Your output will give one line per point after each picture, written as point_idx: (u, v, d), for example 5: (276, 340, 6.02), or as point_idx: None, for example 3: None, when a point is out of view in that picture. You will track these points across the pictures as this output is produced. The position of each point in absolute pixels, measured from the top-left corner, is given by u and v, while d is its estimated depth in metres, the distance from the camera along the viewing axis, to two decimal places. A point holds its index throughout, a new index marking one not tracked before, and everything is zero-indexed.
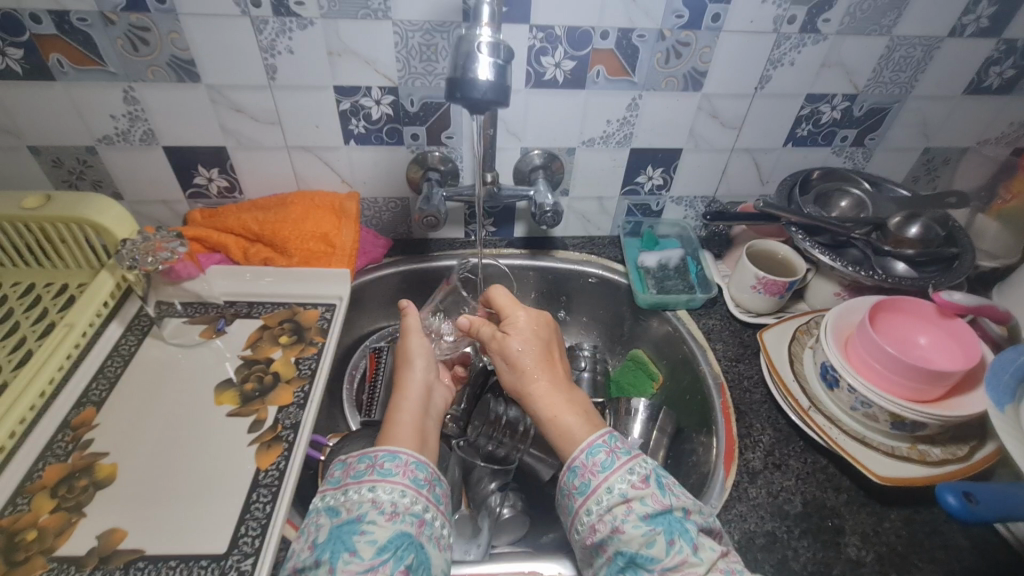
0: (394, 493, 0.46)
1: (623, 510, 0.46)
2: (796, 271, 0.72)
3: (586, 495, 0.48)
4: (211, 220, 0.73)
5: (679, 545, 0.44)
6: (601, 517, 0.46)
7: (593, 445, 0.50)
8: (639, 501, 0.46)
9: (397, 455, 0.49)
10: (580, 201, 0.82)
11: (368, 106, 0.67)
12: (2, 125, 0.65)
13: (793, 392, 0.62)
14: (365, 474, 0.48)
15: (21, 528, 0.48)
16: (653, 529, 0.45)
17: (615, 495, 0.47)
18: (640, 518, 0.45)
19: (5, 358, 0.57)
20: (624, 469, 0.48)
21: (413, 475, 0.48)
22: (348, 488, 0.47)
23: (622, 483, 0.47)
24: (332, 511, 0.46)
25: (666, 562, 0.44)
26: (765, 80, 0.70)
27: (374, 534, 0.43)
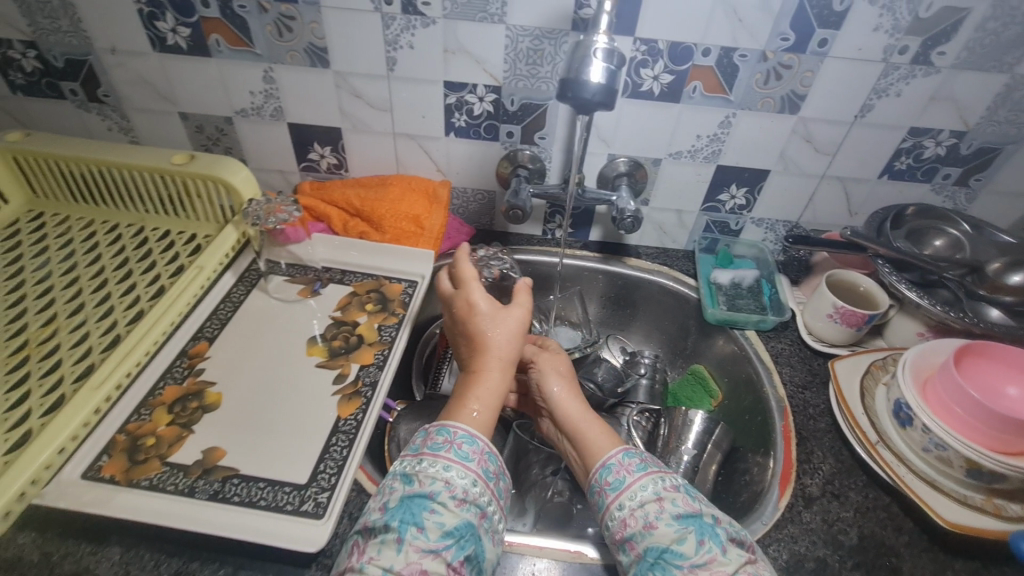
0: (467, 480, 0.47)
1: (656, 508, 0.47)
2: (878, 304, 0.70)
3: (619, 491, 0.50)
4: (319, 192, 0.81)
5: (708, 545, 0.44)
6: (633, 511, 0.48)
7: (628, 451, 0.53)
8: (671, 501, 0.48)
9: (475, 441, 0.50)
10: (659, 212, 0.84)
11: (472, 101, 0.72)
12: (162, 92, 0.75)
13: (861, 425, 0.61)
14: (441, 449, 0.49)
15: (143, 434, 0.55)
16: (684, 527, 0.46)
17: (647, 493, 0.49)
18: (672, 516, 0.47)
19: (143, 289, 0.65)
20: (657, 473, 0.51)
21: (486, 465, 0.49)
22: (424, 458, 0.48)
23: (656, 483, 0.49)
24: (406, 479, 0.47)
25: (694, 559, 0.44)
26: (867, 109, 0.69)
27: (442, 517, 0.44)
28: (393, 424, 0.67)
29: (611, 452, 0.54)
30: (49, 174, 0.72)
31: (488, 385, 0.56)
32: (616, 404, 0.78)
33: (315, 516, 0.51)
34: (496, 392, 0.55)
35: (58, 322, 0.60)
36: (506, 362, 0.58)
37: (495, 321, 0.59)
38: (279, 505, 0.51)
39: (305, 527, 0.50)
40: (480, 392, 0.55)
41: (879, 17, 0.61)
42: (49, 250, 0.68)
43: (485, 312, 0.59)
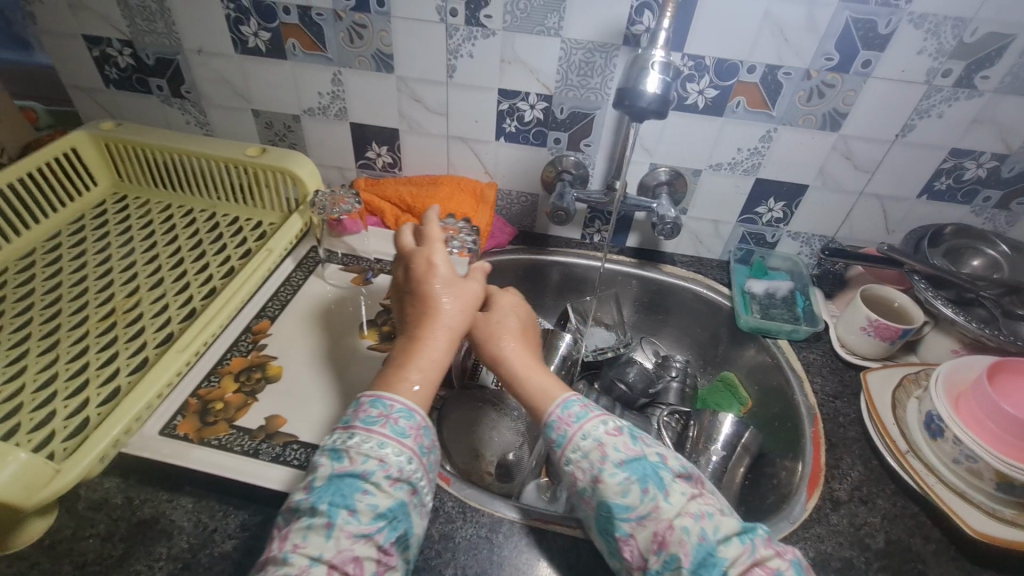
0: (402, 458, 0.45)
1: (597, 457, 0.48)
2: (912, 320, 0.71)
3: (564, 446, 0.50)
4: (374, 188, 0.86)
5: (651, 491, 0.45)
6: (580, 465, 0.48)
7: (568, 401, 0.52)
8: (612, 448, 0.48)
9: (413, 416, 0.48)
10: (696, 222, 0.86)
11: (523, 109, 0.77)
12: (238, 90, 0.82)
13: (891, 434, 0.63)
14: (375, 424, 0.47)
15: (213, 399, 0.60)
16: (627, 478, 0.46)
17: (591, 442, 0.49)
18: (615, 465, 0.47)
19: (215, 269, 0.70)
20: (598, 419, 0.50)
21: (420, 442, 0.48)
22: (355, 432, 0.46)
23: (597, 430, 0.49)
24: (335, 455, 0.45)
25: (640, 509, 0.45)
26: (908, 129, 0.71)
27: (375, 498, 0.43)
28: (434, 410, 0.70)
29: (550, 406, 0.52)
30: (135, 161, 0.79)
31: (431, 351, 0.52)
32: (646, 404, 0.80)
33: None
34: (439, 360, 0.52)
35: (140, 293, 0.65)
36: (454, 331, 0.54)
37: (447, 288, 0.55)
38: None
39: None
40: (418, 361, 0.51)
41: (923, 40, 0.64)
42: (131, 230, 0.75)
43: (439, 276, 0.56)
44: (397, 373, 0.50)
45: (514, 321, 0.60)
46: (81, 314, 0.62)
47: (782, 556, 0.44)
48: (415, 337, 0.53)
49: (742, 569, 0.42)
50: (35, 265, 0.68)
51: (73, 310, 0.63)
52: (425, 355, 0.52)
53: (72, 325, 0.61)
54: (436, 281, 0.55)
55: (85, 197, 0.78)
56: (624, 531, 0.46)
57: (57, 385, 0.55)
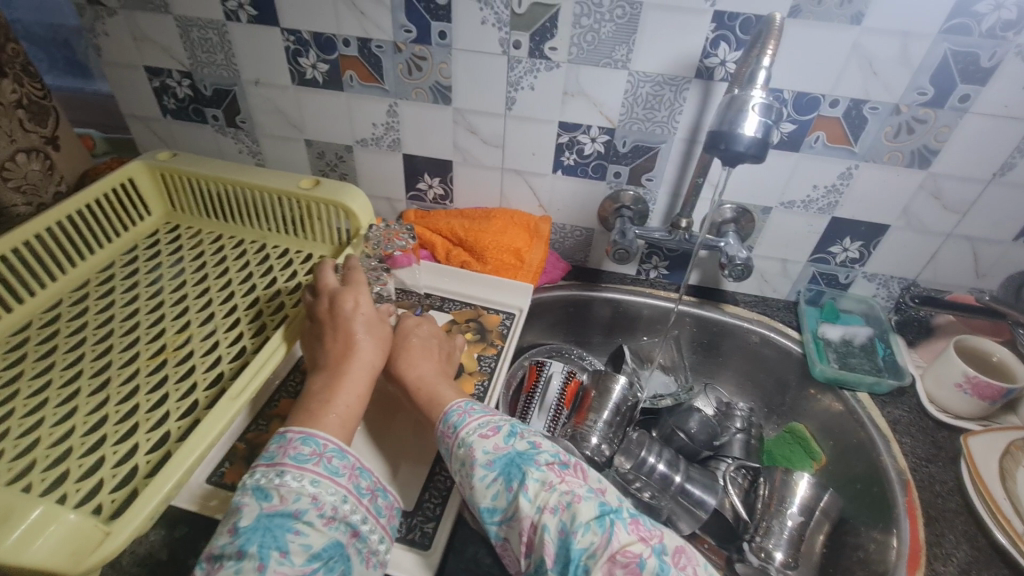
0: (337, 497, 0.45)
1: (468, 460, 0.49)
2: (1014, 378, 0.65)
3: (449, 455, 0.51)
4: (425, 220, 0.84)
5: (514, 489, 0.46)
6: (462, 472, 0.49)
7: (451, 411, 0.54)
8: (480, 450, 0.49)
9: (346, 455, 0.48)
10: (762, 260, 0.81)
11: (584, 142, 0.74)
12: (292, 121, 0.81)
13: (1003, 510, 0.56)
14: (308, 462, 0.46)
15: (262, 444, 0.58)
16: (494, 479, 0.47)
17: (464, 447, 0.50)
18: (483, 467, 0.48)
19: (266, 303, 0.68)
20: (472, 424, 0.51)
21: (357, 481, 0.47)
22: (286, 470, 0.45)
23: (472, 434, 0.50)
24: (261, 494, 0.44)
25: (505, 511, 0.46)
26: (1008, 168, 0.65)
27: (309, 538, 0.42)
28: None
29: (453, 413, 0.54)
30: (189, 190, 0.79)
31: (350, 385, 0.53)
32: (710, 456, 0.75)
33: (424, 546, 0.51)
34: (361, 391, 0.54)
35: (191, 329, 0.64)
36: (372, 364, 0.56)
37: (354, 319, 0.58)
38: None
39: (415, 557, 0.51)
40: (332, 397, 0.52)
41: None
42: (183, 260, 0.74)
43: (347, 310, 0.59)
44: (318, 409, 0.51)
45: (421, 341, 0.62)
46: (132, 351, 0.61)
47: (647, 542, 0.42)
48: (331, 373, 0.54)
49: (599, 558, 0.41)
50: (89, 296, 0.68)
51: (124, 345, 0.62)
52: (344, 388, 0.53)
53: (123, 362, 0.60)
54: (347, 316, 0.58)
55: (139, 226, 0.78)
56: (500, 535, 0.47)
57: (107, 427, 0.53)
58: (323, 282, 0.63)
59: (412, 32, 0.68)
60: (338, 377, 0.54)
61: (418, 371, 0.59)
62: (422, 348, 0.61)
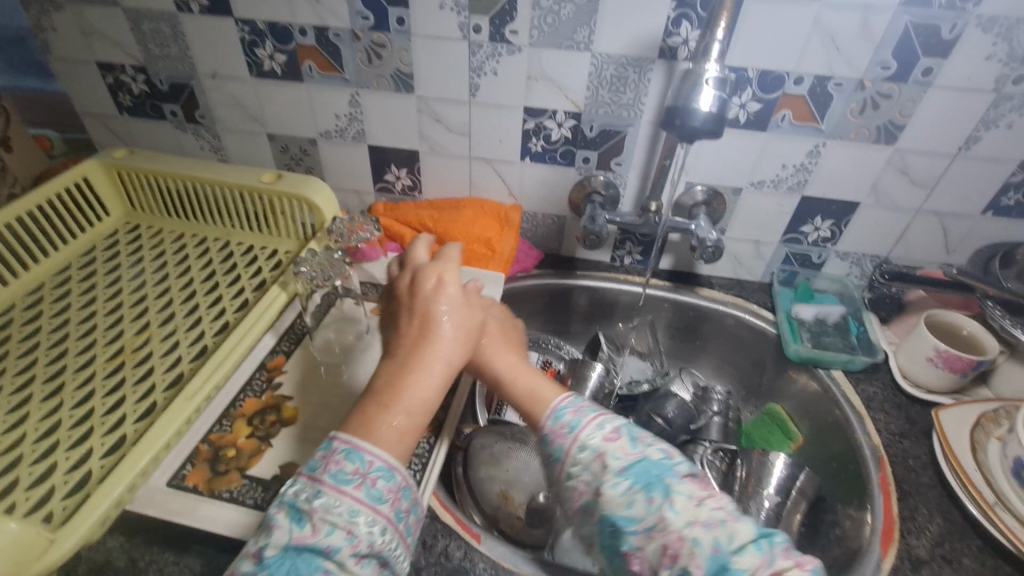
0: (374, 529, 0.41)
1: (596, 466, 0.44)
2: (985, 351, 0.65)
3: (566, 456, 0.45)
4: (393, 212, 0.82)
5: (656, 500, 0.41)
6: (587, 476, 0.44)
7: (559, 409, 0.48)
8: (611, 456, 0.44)
9: (393, 476, 0.43)
10: (735, 242, 0.81)
11: (550, 127, 0.72)
12: (253, 115, 0.79)
13: (975, 484, 0.55)
14: (348, 485, 0.41)
15: (224, 445, 0.56)
16: (630, 488, 0.42)
17: (589, 450, 0.45)
18: (616, 474, 0.43)
19: (229, 302, 0.67)
20: (593, 423, 0.46)
21: (398, 506, 0.43)
22: (322, 492, 0.41)
23: (595, 436, 0.45)
24: (296, 518, 0.40)
25: (646, 523, 0.40)
26: (973, 141, 0.65)
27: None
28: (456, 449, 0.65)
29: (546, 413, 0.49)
30: (148, 189, 0.77)
31: (425, 384, 0.47)
32: (688, 441, 0.73)
33: None
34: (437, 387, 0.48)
35: (150, 330, 0.62)
36: (449, 359, 0.49)
37: (449, 305, 0.51)
38: None
39: None
40: (405, 397, 0.46)
41: (993, 45, 0.58)
42: (143, 260, 0.72)
43: (434, 293, 0.51)
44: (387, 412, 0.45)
45: (498, 326, 0.58)
46: (87, 355, 0.59)
47: (800, 563, 0.38)
48: (404, 367, 0.48)
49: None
50: (43, 301, 0.66)
51: (80, 349, 0.60)
52: (418, 385, 0.47)
53: (78, 366, 0.58)
54: (426, 298, 0.51)
55: (97, 228, 0.76)
56: (633, 548, 0.41)
57: (59, 433, 0.52)
58: (413, 257, 0.56)
59: (369, 19, 0.67)
60: (410, 371, 0.47)
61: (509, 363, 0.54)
62: (502, 335, 0.57)
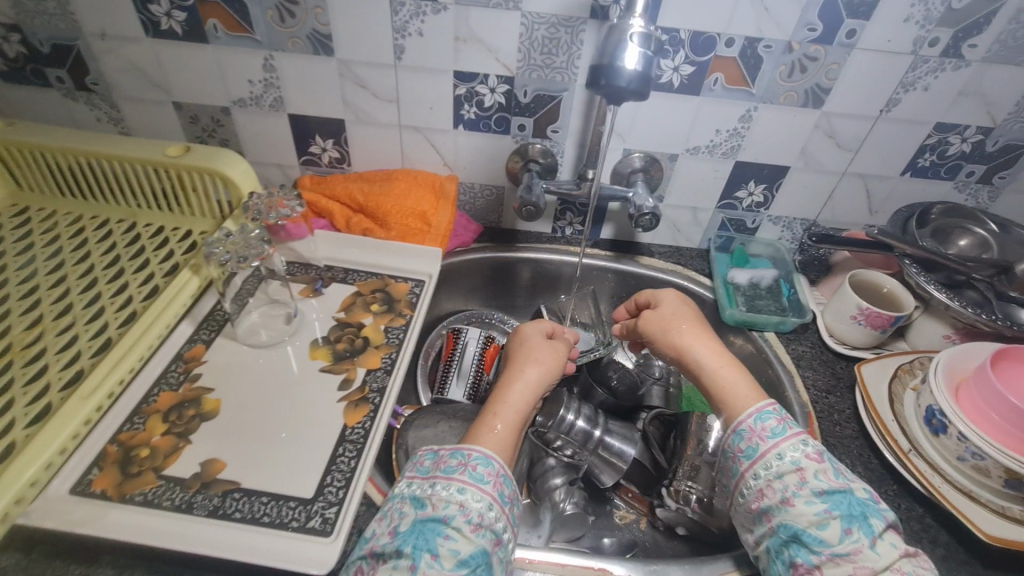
0: (482, 504, 0.46)
1: (795, 482, 0.46)
2: (902, 306, 0.68)
3: (754, 459, 0.49)
4: (320, 186, 0.77)
5: (856, 533, 0.43)
6: (770, 483, 0.47)
7: (761, 412, 0.50)
8: (813, 475, 0.46)
9: (491, 462, 0.49)
10: (673, 209, 0.81)
11: (483, 93, 0.69)
12: (155, 81, 0.71)
13: (891, 433, 0.59)
14: (455, 472, 0.48)
15: (136, 445, 0.52)
16: (828, 511, 0.44)
17: (786, 462, 0.47)
18: (813, 494, 0.45)
19: (136, 290, 0.61)
20: (796, 440, 0.48)
21: (500, 489, 0.48)
22: (436, 481, 0.47)
23: (795, 451, 0.47)
24: (417, 502, 0.46)
25: (837, 548, 0.42)
26: (893, 104, 0.67)
27: (457, 543, 0.44)
28: (398, 432, 0.64)
29: (741, 415, 0.51)
30: (35, 165, 0.68)
31: (519, 396, 0.56)
32: (633, 409, 0.75)
33: (324, 533, 0.48)
34: (529, 399, 0.56)
35: (44, 324, 0.56)
36: (534, 387, 0.57)
37: (539, 339, 0.63)
38: (284, 522, 0.48)
39: (314, 546, 0.47)
40: (503, 408, 0.55)
41: (911, 7, 0.59)
42: (35, 246, 0.65)
43: (531, 331, 0.64)
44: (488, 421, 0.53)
45: (673, 312, 0.61)
46: None
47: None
48: (501, 385, 0.57)
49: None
50: None
51: None
52: (512, 397, 0.56)
53: None
54: (525, 336, 0.63)
55: None
56: (808, 562, 0.43)
57: None
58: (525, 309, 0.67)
59: None
60: (506, 386, 0.57)
61: (710, 354, 0.56)
62: (679, 321, 0.60)
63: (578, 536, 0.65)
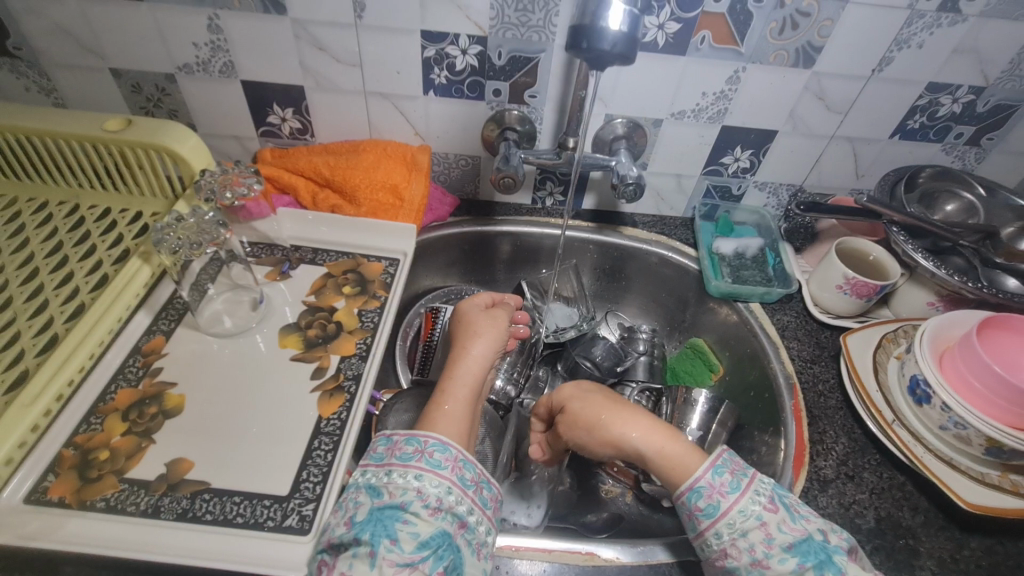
0: (440, 489, 0.45)
1: (761, 538, 0.43)
2: (888, 274, 0.67)
3: (715, 518, 0.45)
4: (282, 160, 0.72)
5: None
6: (734, 542, 0.44)
7: (695, 488, 0.46)
8: (776, 528, 0.43)
9: (447, 449, 0.47)
10: (657, 177, 0.78)
11: (454, 55, 0.64)
12: (87, 45, 0.64)
13: (875, 403, 0.58)
14: (411, 459, 0.46)
15: (94, 447, 0.49)
16: (799, 563, 0.41)
17: (749, 518, 0.44)
18: (782, 550, 0.42)
19: (83, 279, 0.57)
20: (751, 491, 0.45)
21: (460, 473, 0.46)
22: (392, 469, 0.46)
23: (754, 504, 0.44)
24: (373, 491, 0.45)
25: None
26: (885, 63, 0.64)
27: (417, 526, 0.43)
28: (378, 416, 0.62)
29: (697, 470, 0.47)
30: None
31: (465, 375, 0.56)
32: (615, 383, 0.74)
33: (301, 531, 0.46)
34: (478, 371, 0.56)
35: None
36: (482, 363, 0.57)
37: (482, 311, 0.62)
38: (259, 522, 0.46)
39: (290, 545, 0.45)
40: (452, 383, 0.54)
41: None
42: None
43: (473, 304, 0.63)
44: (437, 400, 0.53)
45: (582, 404, 0.54)
46: None
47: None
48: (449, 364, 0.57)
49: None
50: None
51: None
52: (460, 373, 0.55)
53: None
54: (467, 309, 0.63)
55: None
56: None
57: None
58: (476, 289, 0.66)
59: None
60: (454, 363, 0.57)
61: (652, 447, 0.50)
62: (596, 413, 0.53)
63: (564, 512, 0.64)
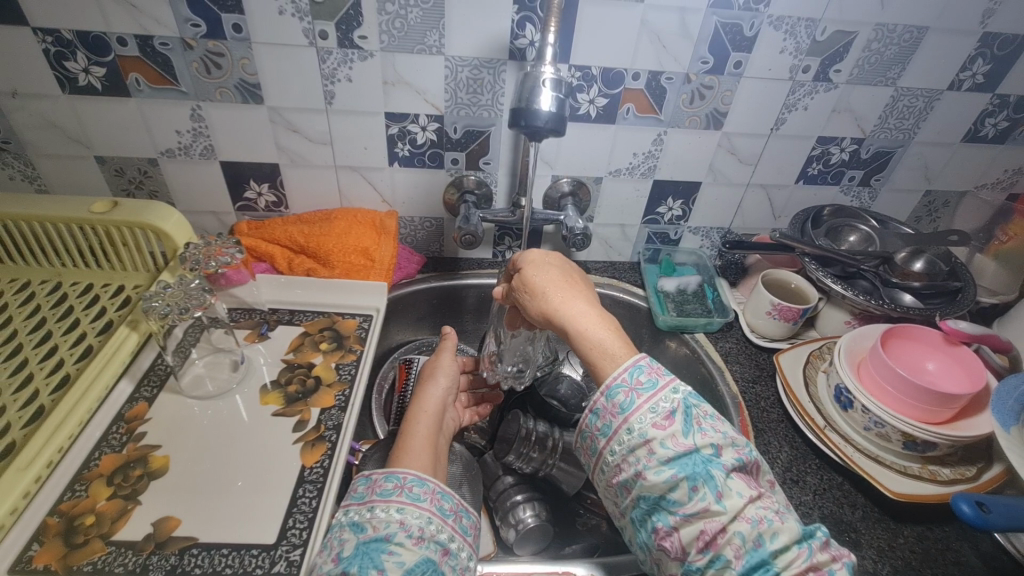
0: (421, 519, 0.48)
1: (645, 452, 0.46)
2: (809, 299, 0.76)
3: (609, 437, 0.48)
4: (259, 231, 0.78)
5: (702, 492, 0.42)
6: (625, 457, 0.47)
7: (611, 387, 0.49)
8: (659, 445, 0.45)
9: (425, 483, 0.51)
10: (603, 227, 0.87)
11: (415, 131, 0.72)
12: (73, 135, 0.69)
13: (809, 413, 0.66)
14: (392, 494, 0.50)
15: (79, 513, 0.50)
16: (675, 475, 0.43)
17: (636, 436, 0.46)
18: (662, 462, 0.45)
19: (68, 352, 0.60)
20: (646, 407, 0.47)
21: (438, 503, 0.51)
22: (374, 505, 0.49)
23: (642, 423, 0.46)
24: (357, 527, 0.47)
25: (687, 509, 0.43)
26: (780, 123, 0.76)
27: (401, 555, 0.45)
28: (357, 465, 0.64)
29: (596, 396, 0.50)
30: None
31: (425, 405, 0.63)
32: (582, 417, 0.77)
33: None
34: (429, 412, 0.62)
35: None
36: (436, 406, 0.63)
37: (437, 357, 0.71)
38: (248, 570, 0.48)
39: None
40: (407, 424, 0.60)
41: (784, 40, 0.68)
42: None
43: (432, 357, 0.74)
44: (402, 435, 0.58)
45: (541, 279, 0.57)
46: None
47: (836, 559, 0.42)
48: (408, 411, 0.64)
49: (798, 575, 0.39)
50: None
51: None
52: (414, 416, 0.61)
53: None
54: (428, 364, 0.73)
55: None
56: (666, 525, 0.44)
57: None
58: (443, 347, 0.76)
59: (200, 26, 0.62)
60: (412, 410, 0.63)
61: (576, 305, 0.54)
62: (548, 281, 0.56)
63: (541, 547, 0.67)
